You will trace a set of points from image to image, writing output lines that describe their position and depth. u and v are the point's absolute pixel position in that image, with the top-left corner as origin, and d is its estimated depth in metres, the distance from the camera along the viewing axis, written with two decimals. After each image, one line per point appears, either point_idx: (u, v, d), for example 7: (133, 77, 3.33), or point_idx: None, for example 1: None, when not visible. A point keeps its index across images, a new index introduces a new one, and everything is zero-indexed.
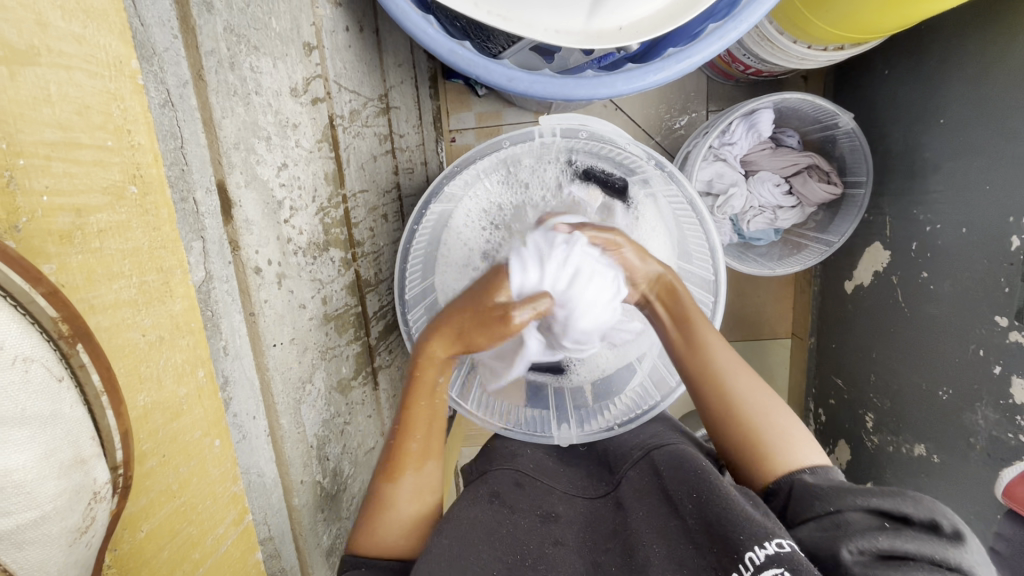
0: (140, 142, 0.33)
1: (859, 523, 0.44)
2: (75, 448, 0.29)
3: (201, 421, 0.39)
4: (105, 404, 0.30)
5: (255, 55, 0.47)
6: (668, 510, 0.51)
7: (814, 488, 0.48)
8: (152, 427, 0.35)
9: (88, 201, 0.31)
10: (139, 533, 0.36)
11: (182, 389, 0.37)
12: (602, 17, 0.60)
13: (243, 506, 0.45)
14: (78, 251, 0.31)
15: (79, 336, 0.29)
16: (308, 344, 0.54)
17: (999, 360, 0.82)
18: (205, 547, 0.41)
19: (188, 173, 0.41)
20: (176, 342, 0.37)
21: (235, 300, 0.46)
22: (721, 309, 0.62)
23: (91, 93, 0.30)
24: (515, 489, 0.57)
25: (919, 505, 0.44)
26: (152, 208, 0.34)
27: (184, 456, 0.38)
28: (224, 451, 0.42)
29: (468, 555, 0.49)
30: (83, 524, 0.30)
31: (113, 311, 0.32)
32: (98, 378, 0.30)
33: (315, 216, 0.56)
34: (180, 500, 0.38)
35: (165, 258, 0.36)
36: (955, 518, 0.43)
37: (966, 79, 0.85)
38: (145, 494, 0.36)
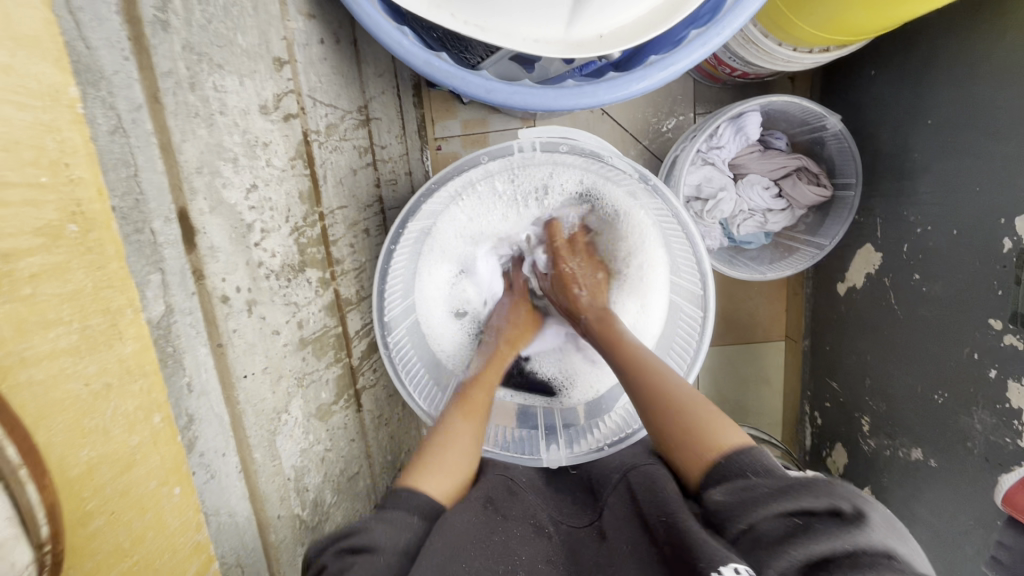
0: (81, 175, 0.29)
1: (773, 532, 0.41)
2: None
3: (157, 469, 0.33)
4: (21, 477, 0.24)
5: (218, 74, 0.45)
6: (647, 540, 0.48)
7: (722, 506, 0.44)
8: (98, 483, 0.29)
9: (18, 243, 0.26)
10: None
11: (134, 438, 0.31)
12: (582, 25, 0.59)
13: (206, 555, 0.37)
14: (5, 298, 0.25)
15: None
16: (282, 371, 0.52)
17: (995, 363, 0.81)
18: None
19: (143, 203, 0.38)
20: (127, 387, 0.31)
21: (201, 332, 0.43)
22: (711, 327, 0.59)
23: (21, 127, 0.26)
24: (507, 496, 0.56)
25: (817, 491, 0.41)
26: (97, 245, 0.29)
27: (137, 510, 0.32)
28: (186, 498, 0.35)
29: (462, 558, 0.45)
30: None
31: (50, 362, 0.27)
32: (14, 450, 0.24)
33: (289, 237, 0.54)
34: (136, 559, 0.31)
35: (113, 299, 0.30)
36: (854, 498, 0.41)
37: (953, 79, 0.84)
38: (92, 558, 0.29)
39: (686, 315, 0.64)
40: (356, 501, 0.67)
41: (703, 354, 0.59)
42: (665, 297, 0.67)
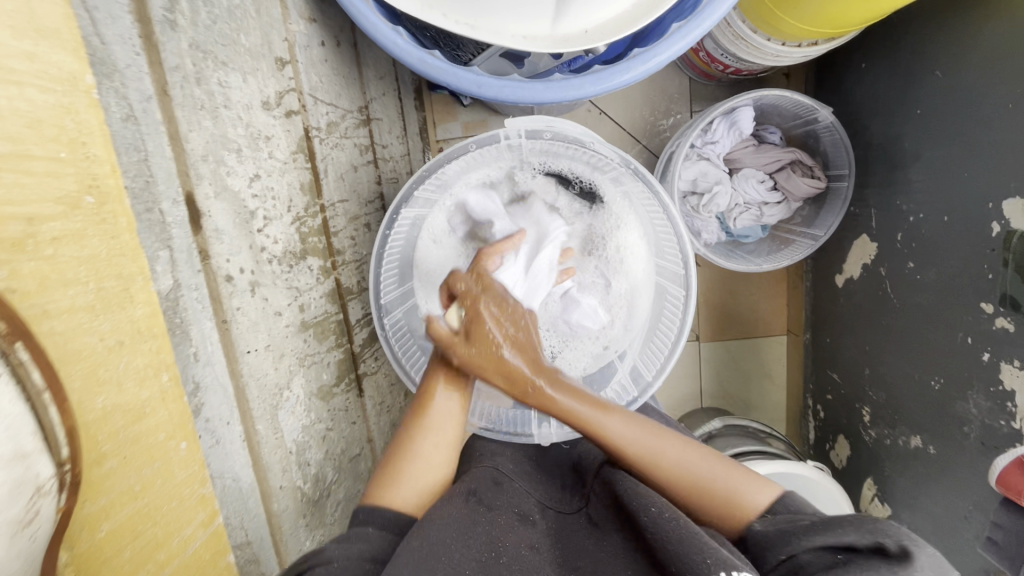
0: (96, 153, 0.31)
1: (814, 564, 0.41)
2: (14, 442, 0.25)
3: (165, 423, 0.36)
4: (45, 399, 0.27)
5: (223, 71, 0.48)
6: (633, 531, 0.50)
7: (761, 537, 0.48)
8: (112, 429, 0.32)
9: (41, 209, 0.29)
10: (98, 533, 0.32)
11: (145, 391, 0.34)
12: (568, 21, 0.61)
13: (213, 508, 0.40)
14: (30, 258, 0.29)
15: (16, 334, 0.26)
16: (284, 350, 0.55)
17: (988, 347, 0.82)
18: (172, 547, 0.37)
19: (153, 185, 0.41)
20: (138, 346, 0.34)
21: (206, 307, 0.46)
22: (693, 302, 0.63)
23: (43, 107, 0.29)
24: (491, 488, 0.57)
25: (860, 528, 0.40)
26: (110, 216, 0.32)
27: (146, 458, 0.35)
28: (192, 453, 0.38)
29: (447, 551, 0.46)
30: (25, 517, 0.26)
31: (69, 315, 0.30)
32: (39, 376, 0.26)
33: (290, 226, 0.57)
34: (143, 501, 0.34)
35: (125, 265, 0.33)
36: (898, 533, 0.40)
37: (940, 68, 0.86)
38: (106, 494, 0.32)
39: (672, 297, 0.66)
40: (357, 482, 0.70)
41: (685, 337, 0.62)
42: (650, 283, 0.68)
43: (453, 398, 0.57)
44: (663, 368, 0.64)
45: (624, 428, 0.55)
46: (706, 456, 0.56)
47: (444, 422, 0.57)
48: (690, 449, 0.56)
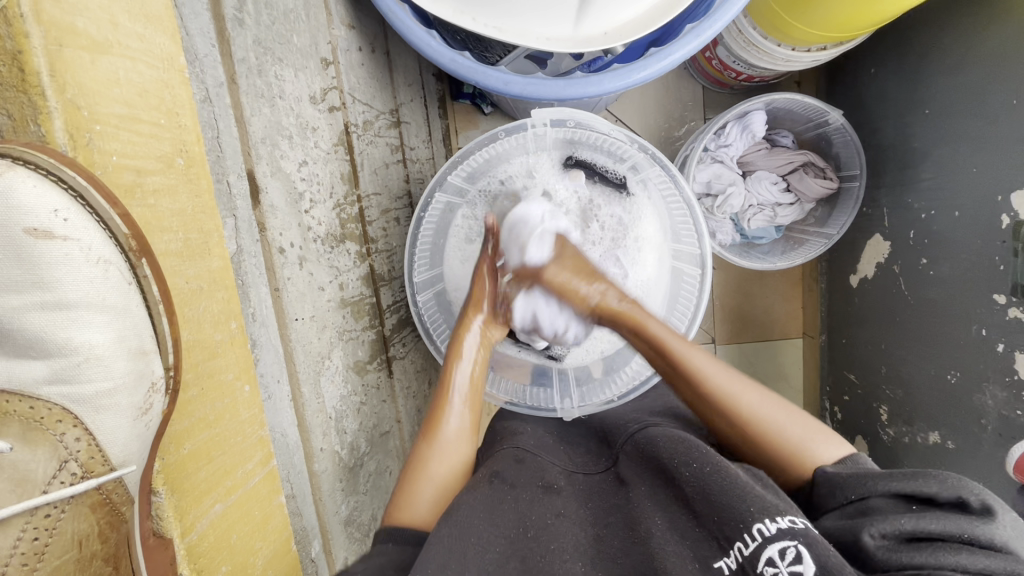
0: (186, 124, 0.42)
1: (884, 507, 0.45)
2: (139, 341, 0.40)
3: (233, 365, 0.47)
4: (160, 309, 0.40)
5: (279, 66, 0.54)
6: (667, 481, 0.54)
7: (836, 480, 0.50)
8: (193, 360, 0.44)
9: (145, 164, 0.39)
10: (182, 449, 0.44)
11: (218, 334, 0.45)
12: (588, 24, 0.66)
13: (268, 449, 0.52)
14: (138, 204, 0.39)
15: (143, 252, 0.38)
16: (327, 323, 0.59)
17: (1002, 338, 0.83)
18: (236, 477, 0.48)
19: (222, 159, 0.48)
20: (213, 293, 0.44)
21: (262, 275, 0.52)
22: (709, 283, 0.68)
23: (149, 80, 0.39)
24: (514, 465, 0.59)
25: (943, 484, 0.45)
26: (195, 177, 0.42)
27: (218, 393, 0.46)
28: (253, 397, 0.49)
29: (472, 534, 0.50)
30: (144, 406, 0.41)
31: (163, 257, 0.41)
32: (157, 290, 0.40)
33: (332, 210, 0.62)
34: (216, 430, 0.46)
35: (205, 222, 0.43)
36: (983, 493, 0.44)
37: (946, 70, 0.89)
38: (189, 417, 0.44)
39: (687, 280, 0.70)
40: (387, 458, 0.73)
41: (700, 316, 0.68)
42: (667, 268, 0.71)
43: (463, 420, 0.63)
44: None
45: (709, 364, 0.61)
46: (779, 404, 0.59)
47: (455, 446, 0.62)
48: (766, 397, 0.59)
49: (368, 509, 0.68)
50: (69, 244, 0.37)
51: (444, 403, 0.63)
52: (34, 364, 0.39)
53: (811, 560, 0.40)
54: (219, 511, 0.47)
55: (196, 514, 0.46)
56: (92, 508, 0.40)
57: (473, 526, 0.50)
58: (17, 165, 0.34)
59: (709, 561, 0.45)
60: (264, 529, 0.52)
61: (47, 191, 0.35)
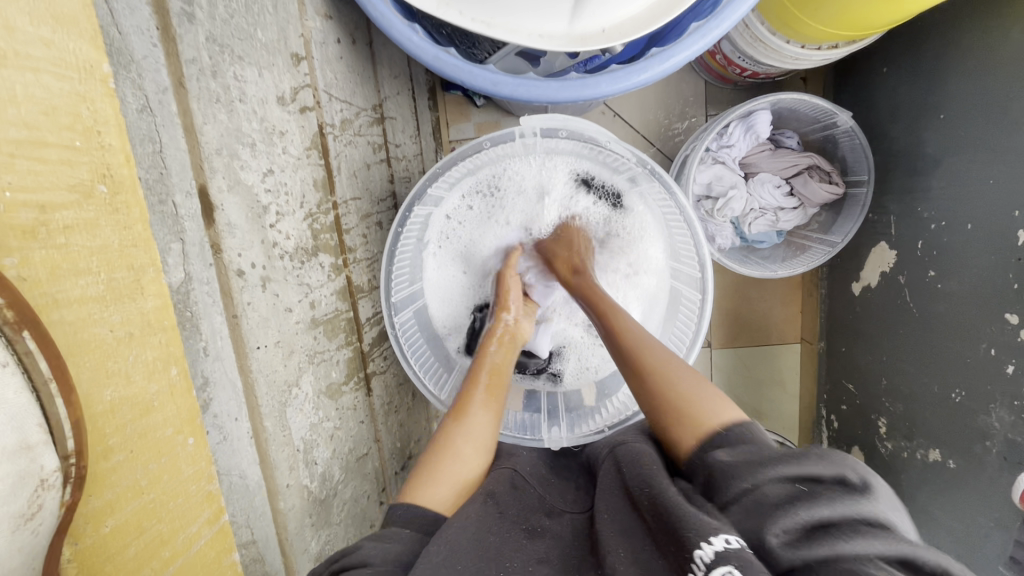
0: (110, 143, 0.36)
1: (774, 496, 0.38)
2: (21, 435, 0.30)
3: (173, 418, 0.42)
4: (55, 392, 0.32)
5: (239, 65, 0.48)
6: (630, 506, 0.48)
7: (724, 467, 0.42)
8: (118, 421, 0.38)
9: (54, 198, 0.34)
10: (103, 528, 0.38)
11: (152, 385, 0.40)
12: (585, 20, 0.60)
13: (218, 505, 0.47)
14: (42, 246, 0.33)
15: (24, 323, 0.30)
16: (294, 347, 0.54)
17: (1012, 359, 0.79)
18: (176, 545, 0.44)
19: (167, 177, 0.43)
20: (147, 339, 0.39)
21: (217, 302, 0.47)
22: (711, 309, 0.62)
23: (59, 95, 0.33)
24: (510, 492, 0.55)
25: (822, 460, 0.39)
26: (123, 207, 0.37)
27: (153, 453, 0.41)
28: (199, 449, 0.44)
29: (457, 565, 0.44)
30: (28, 511, 0.31)
31: (79, 306, 0.35)
32: (46, 365, 0.31)
33: (302, 222, 0.56)
34: (149, 496, 0.41)
35: (137, 256, 0.38)
36: (860, 468, 0.39)
37: (965, 73, 0.84)
38: (111, 489, 0.38)
39: (686, 300, 0.66)
40: (364, 482, 0.69)
41: (701, 342, 0.61)
42: (666, 286, 0.68)
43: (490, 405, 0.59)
44: None
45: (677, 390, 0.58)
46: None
47: (479, 426, 0.58)
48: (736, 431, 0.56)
49: (343, 540, 0.64)
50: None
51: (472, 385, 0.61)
52: None
53: None
54: None
55: None
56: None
57: (445, 562, 0.44)
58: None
59: None
60: None
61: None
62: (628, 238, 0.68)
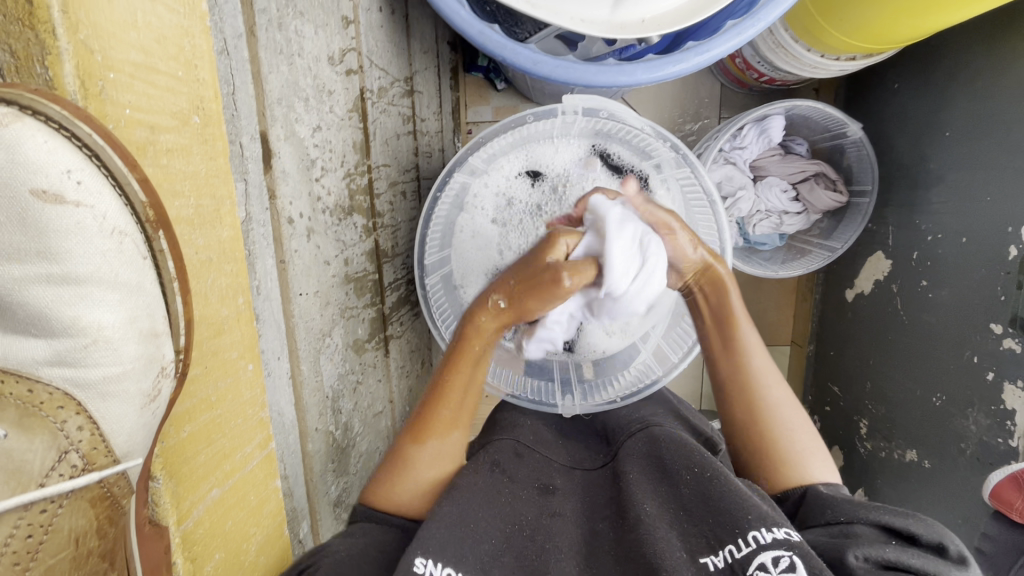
0: (204, 78, 0.39)
1: (868, 535, 0.49)
2: (151, 322, 0.37)
3: (238, 343, 0.45)
4: (175, 288, 0.37)
5: (300, 20, 0.50)
6: (664, 478, 0.55)
7: (828, 500, 0.53)
8: (198, 337, 0.41)
9: (160, 121, 0.36)
10: (182, 432, 0.42)
11: (224, 309, 0.42)
12: (626, 9, 0.63)
13: (268, 432, 0.50)
14: (150, 163, 0.36)
15: (161, 224, 0.35)
16: (329, 299, 0.57)
17: (994, 366, 0.84)
18: (235, 461, 0.47)
19: (237, 119, 0.44)
20: (222, 267, 0.42)
21: (269, 247, 0.49)
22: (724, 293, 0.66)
23: (168, 25, 0.36)
24: (514, 459, 0.60)
25: (927, 528, 0.49)
26: (211, 139, 0.40)
27: (222, 372, 0.44)
28: (255, 376, 0.47)
29: (478, 515, 0.52)
30: (152, 392, 0.38)
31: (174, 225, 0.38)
32: (173, 266, 0.37)
33: (342, 180, 0.58)
34: (217, 411, 0.44)
35: (218, 187, 0.41)
36: (959, 544, 0.48)
37: (972, 92, 0.88)
38: (191, 399, 0.42)
39: None
40: (377, 439, 0.72)
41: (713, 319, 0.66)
42: None
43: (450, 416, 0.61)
44: (687, 351, 0.69)
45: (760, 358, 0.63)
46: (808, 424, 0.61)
47: (445, 446, 0.60)
48: (794, 412, 0.61)
49: (356, 491, 0.67)
50: (81, 210, 0.33)
51: (437, 406, 0.60)
52: (34, 343, 0.35)
53: (802, 568, 0.43)
54: (215, 497, 0.46)
55: (192, 501, 0.44)
56: (91, 502, 0.37)
57: (475, 510, 0.52)
58: (26, 115, 0.31)
59: (698, 556, 0.48)
60: (258, 514, 0.50)
61: (57, 146, 0.31)
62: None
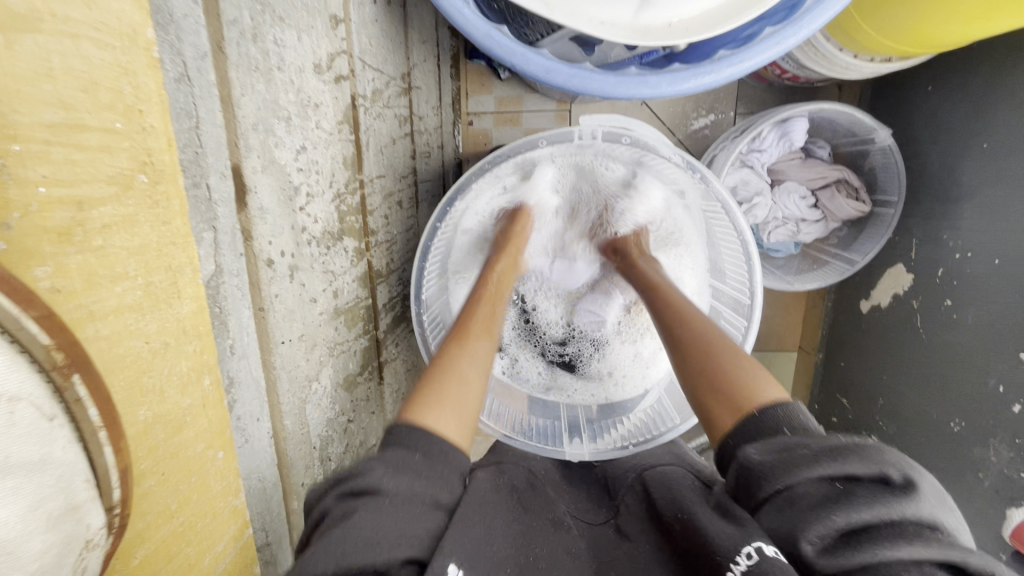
0: (152, 125, 0.31)
1: (810, 496, 0.38)
2: (69, 493, 0.25)
3: (204, 433, 0.38)
4: (101, 441, 0.27)
5: (279, 28, 0.42)
6: (658, 535, 0.50)
7: (758, 467, 0.41)
8: (152, 443, 0.34)
9: (92, 192, 0.29)
10: (133, 560, 0.34)
11: (186, 399, 0.36)
12: (652, 11, 0.55)
13: (241, 521, 0.44)
14: (77, 250, 0.28)
15: (74, 365, 0.25)
16: (316, 340, 0.51)
17: (1020, 399, 0.80)
18: (203, 567, 0.40)
19: (202, 156, 0.38)
20: (182, 348, 0.35)
21: (245, 295, 0.43)
22: (755, 334, 0.60)
23: (100, 66, 0.28)
24: (529, 488, 0.57)
25: (864, 457, 0.37)
26: (163, 199, 0.32)
27: (185, 472, 0.37)
28: (227, 463, 0.41)
29: (491, 543, 0.46)
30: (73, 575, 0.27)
31: (114, 317, 0.30)
32: (96, 413, 0.26)
33: (331, 204, 0.52)
34: (178, 520, 0.37)
35: (175, 255, 0.34)
36: (902, 462, 0.38)
37: (1016, 102, 0.81)
38: (143, 517, 0.34)
39: (726, 321, 0.65)
40: None
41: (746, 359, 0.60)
42: (705, 304, 0.68)
43: (480, 366, 0.53)
44: None
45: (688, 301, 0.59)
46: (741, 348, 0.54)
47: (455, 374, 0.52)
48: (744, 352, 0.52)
49: None
50: None
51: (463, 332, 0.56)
52: None
53: None
54: None
55: None
56: None
57: (487, 534, 0.46)
58: None
59: None
60: None
61: None
62: (675, 267, 0.69)
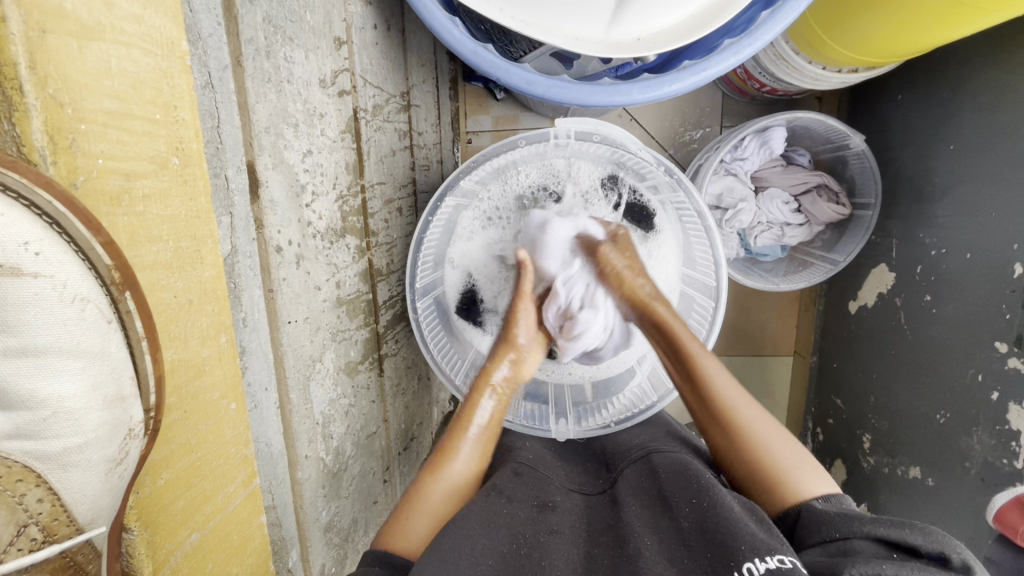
0: (184, 117, 0.38)
1: (865, 549, 0.44)
2: (116, 387, 0.36)
3: (220, 383, 0.44)
4: (144, 348, 0.36)
5: (289, 46, 0.49)
6: (662, 509, 0.53)
7: (824, 514, 0.49)
8: (176, 382, 0.40)
9: (137, 167, 0.36)
10: (159, 480, 0.42)
11: (205, 350, 0.42)
12: (622, 27, 0.61)
13: (250, 469, 0.50)
14: (124, 212, 0.35)
15: (127, 285, 0.34)
16: (320, 325, 0.56)
17: (998, 386, 0.83)
18: (216, 502, 0.47)
19: (222, 152, 0.44)
20: (203, 306, 0.42)
21: (257, 276, 0.49)
22: (721, 315, 0.66)
23: (145, 68, 0.35)
24: (513, 479, 0.59)
25: (927, 537, 0.44)
26: (191, 178, 0.39)
27: (203, 415, 0.44)
28: (238, 414, 0.47)
29: (476, 539, 0.49)
30: (118, 456, 0.37)
31: (151, 271, 0.37)
32: (141, 326, 0.36)
33: (334, 203, 0.58)
34: (197, 455, 0.44)
35: (199, 227, 0.40)
36: (964, 554, 0.44)
37: (978, 105, 0.86)
38: (168, 444, 0.41)
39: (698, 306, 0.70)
40: (371, 459, 0.72)
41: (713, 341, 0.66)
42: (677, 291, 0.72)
43: (467, 465, 0.61)
44: None
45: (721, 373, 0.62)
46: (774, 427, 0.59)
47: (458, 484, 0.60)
48: (767, 419, 0.60)
49: (350, 513, 0.68)
50: (39, 281, 0.31)
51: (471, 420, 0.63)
52: None
53: None
54: (195, 541, 0.46)
55: (170, 549, 0.44)
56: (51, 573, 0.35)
57: (471, 536, 0.49)
58: None
59: None
60: (242, 553, 0.51)
61: (16, 217, 0.30)
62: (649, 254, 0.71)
